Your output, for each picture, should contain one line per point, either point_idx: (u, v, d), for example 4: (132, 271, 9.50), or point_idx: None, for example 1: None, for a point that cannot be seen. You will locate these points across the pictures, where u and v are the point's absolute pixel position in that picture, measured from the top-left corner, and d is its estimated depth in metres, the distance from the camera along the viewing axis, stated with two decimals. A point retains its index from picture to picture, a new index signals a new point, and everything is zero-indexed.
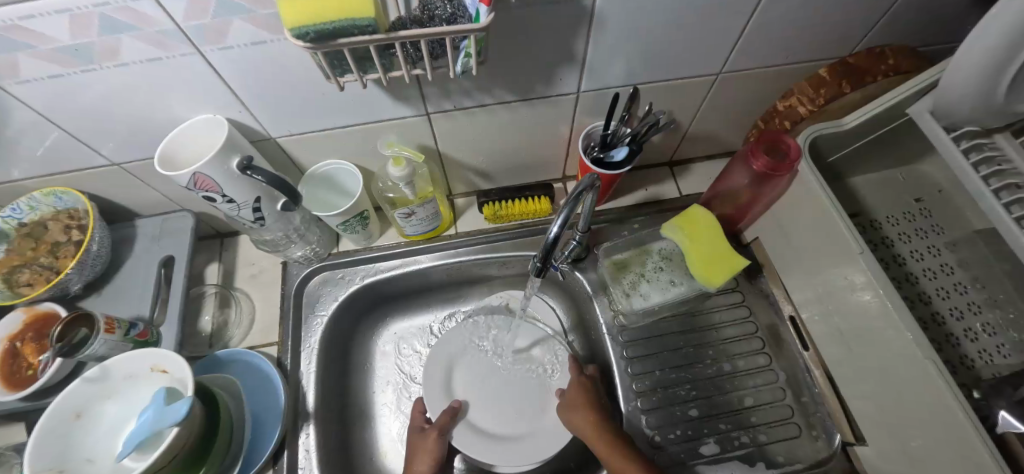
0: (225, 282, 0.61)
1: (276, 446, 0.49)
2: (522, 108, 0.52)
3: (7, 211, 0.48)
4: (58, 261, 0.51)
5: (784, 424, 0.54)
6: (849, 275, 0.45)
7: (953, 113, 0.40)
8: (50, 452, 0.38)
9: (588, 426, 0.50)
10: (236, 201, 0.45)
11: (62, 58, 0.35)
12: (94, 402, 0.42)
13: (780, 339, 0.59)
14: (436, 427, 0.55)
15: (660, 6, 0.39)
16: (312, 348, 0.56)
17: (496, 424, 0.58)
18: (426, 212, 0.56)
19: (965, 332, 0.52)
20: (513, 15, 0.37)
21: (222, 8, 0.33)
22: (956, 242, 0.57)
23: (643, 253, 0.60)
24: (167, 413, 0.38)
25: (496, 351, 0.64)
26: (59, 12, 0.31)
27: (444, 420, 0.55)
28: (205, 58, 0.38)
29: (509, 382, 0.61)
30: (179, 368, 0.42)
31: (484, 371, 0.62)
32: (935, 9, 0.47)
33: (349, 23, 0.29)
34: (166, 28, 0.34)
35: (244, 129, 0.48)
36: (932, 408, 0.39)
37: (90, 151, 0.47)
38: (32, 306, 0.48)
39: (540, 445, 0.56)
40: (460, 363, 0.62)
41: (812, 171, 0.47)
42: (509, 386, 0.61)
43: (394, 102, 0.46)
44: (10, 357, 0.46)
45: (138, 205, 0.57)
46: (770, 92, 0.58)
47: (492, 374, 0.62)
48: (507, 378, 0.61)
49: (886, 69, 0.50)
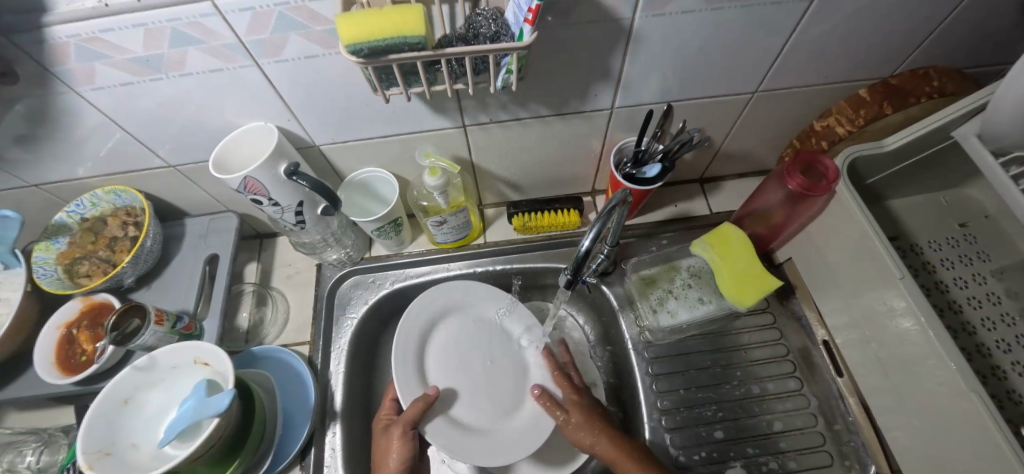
0: (262, 281, 0.64)
1: (305, 443, 0.51)
2: (556, 122, 0.53)
3: (72, 206, 0.52)
4: (115, 255, 0.54)
5: (815, 451, 0.52)
6: (889, 300, 0.44)
7: (1004, 137, 0.39)
8: (101, 434, 0.40)
9: (618, 452, 0.46)
10: (281, 205, 0.47)
11: (135, 68, 0.38)
12: (141, 391, 0.44)
13: (813, 364, 0.57)
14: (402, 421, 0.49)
15: (698, 25, 0.40)
16: (341, 349, 0.58)
17: (473, 418, 0.53)
18: (457, 221, 0.57)
19: (1013, 365, 0.50)
20: (555, 32, 0.38)
21: (281, 23, 0.35)
22: (1004, 270, 0.55)
23: (672, 269, 0.60)
24: (207, 405, 0.40)
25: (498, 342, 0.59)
26: (135, 26, 0.34)
27: (416, 411, 0.49)
28: (261, 70, 0.41)
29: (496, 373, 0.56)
30: (220, 362, 0.44)
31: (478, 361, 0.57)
32: (985, 30, 0.46)
33: (401, 41, 0.30)
34: (229, 42, 0.37)
35: (291, 137, 0.51)
36: (979, 444, 0.37)
37: (150, 153, 0.50)
38: (88, 296, 0.51)
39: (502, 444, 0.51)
40: (439, 348, 0.57)
41: (850, 191, 0.46)
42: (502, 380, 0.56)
43: (434, 114, 0.48)
44: (67, 343, 0.49)
45: (187, 205, 0.61)
46: (806, 111, 0.57)
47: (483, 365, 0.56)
48: (489, 370, 0.56)
49: (931, 90, 0.48)
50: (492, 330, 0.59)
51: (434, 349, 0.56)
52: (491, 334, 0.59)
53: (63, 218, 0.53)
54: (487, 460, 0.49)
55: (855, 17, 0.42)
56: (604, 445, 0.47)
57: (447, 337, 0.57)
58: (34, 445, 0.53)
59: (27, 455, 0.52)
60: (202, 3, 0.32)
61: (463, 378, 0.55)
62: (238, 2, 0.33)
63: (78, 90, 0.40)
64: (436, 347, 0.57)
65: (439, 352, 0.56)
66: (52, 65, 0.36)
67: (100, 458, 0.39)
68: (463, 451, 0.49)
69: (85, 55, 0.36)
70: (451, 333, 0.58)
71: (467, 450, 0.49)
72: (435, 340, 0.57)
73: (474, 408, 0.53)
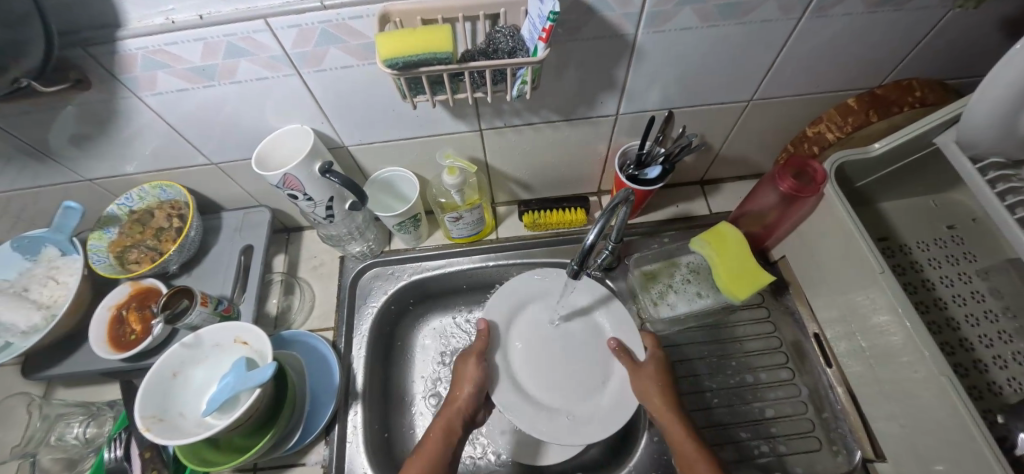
0: (290, 271, 0.69)
1: (328, 422, 0.56)
2: (565, 127, 0.57)
3: (123, 199, 0.57)
4: (161, 244, 0.59)
5: (804, 437, 0.56)
6: (872, 296, 0.47)
7: (979, 143, 0.42)
8: (155, 402, 0.45)
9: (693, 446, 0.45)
10: (314, 199, 0.52)
11: (190, 76, 0.43)
12: (188, 365, 0.49)
13: (803, 355, 0.60)
14: (475, 352, 0.54)
15: (694, 40, 0.44)
16: (362, 335, 0.63)
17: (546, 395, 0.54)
18: (472, 217, 0.62)
19: (994, 359, 0.53)
20: (565, 46, 0.42)
21: (323, 39, 0.40)
22: (988, 271, 0.58)
23: (672, 265, 0.64)
24: (252, 376, 0.44)
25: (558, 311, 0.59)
26: (196, 40, 0.38)
27: (482, 342, 0.54)
28: (302, 78, 0.45)
29: (572, 347, 0.57)
30: (259, 340, 0.49)
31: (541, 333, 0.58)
32: (963, 45, 0.49)
33: (432, 56, 0.35)
34: (276, 54, 0.42)
35: (323, 138, 0.56)
36: (949, 426, 0.40)
37: (194, 151, 0.55)
38: (137, 281, 0.56)
39: (580, 428, 0.51)
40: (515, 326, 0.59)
41: (837, 193, 0.50)
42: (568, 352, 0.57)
43: (454, 119, 0.52)
44: (117, 323, 0.54)
45: (224, 200, 0.66)
46: (799, 118, 0.61)
47: (554, 341, 0.58)
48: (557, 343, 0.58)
49: (912, 100, 0.52)
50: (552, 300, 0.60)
51: (512, 329, 0.58)
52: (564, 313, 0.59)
53: (114, 210, 0.58)
54: (556, 438, 0.50)
55: (840, 34, 0.45)
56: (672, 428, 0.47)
57: (524, 322, 0.59)
58: (81, 418, 0.57)
59: (74, 426, 0.57)
60: (257, 21, 0.37)
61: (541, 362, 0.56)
62: (288, 20, 0.37)
63: (139, 95, 0.45)
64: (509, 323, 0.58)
65: (520, 337, 0.58)
66: (120, 73, 0.41)
67: (154, 422, 0.44)
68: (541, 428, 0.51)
69: (150, 65, 0.41)
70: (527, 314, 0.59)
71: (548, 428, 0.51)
72: (511, 324, 0.59)
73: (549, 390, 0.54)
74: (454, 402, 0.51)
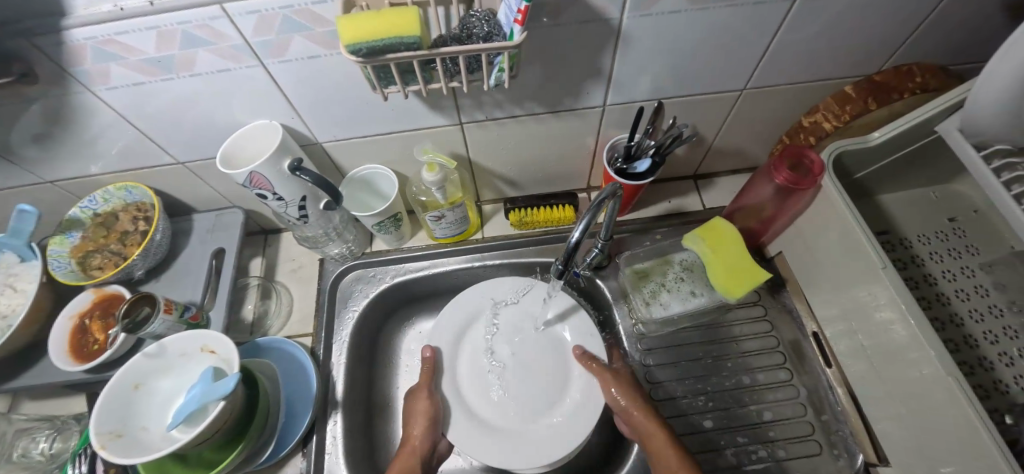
0: (267, 274, 0.66)
1: (306, 431, 0.53)
2: (550, 120, 0.54)
3: (86, 202, 0.54)
4: (125, 248, 0.56)
5: (804, 440, 0.53)
6: (874, 292, 0.45)
7: (984, 130, 0.40)
8: (114, 416, 0.43)
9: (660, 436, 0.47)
10: (285, 199, 0.49)
11: (148, 68, 0.40)
12: (151, 377, 0.47)
13: (802, 355, 0.58)
14: (426, 387, 0.54)
15: (683, 24, 0.42)
16: (343, 341, 0.60)
17: (492, 414, 0.54)
18: (454, 216, 0.59)
19: (1000, 357, 0.50)
20: (544, 31, 0.40)
21: (286, 25, 0.37)
22: (992, 264, 0.56)
23: (665, 263, 0.61)
24: (215, 389, 0.41)
25: (529, 335, 0.59)
26: (148, 29, 0.35)
27: (427, 375, 0.55)
28: (266, 69, 0.42)
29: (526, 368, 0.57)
30: (226, 349, 0.46)
31: (497, 353, 0.58)
32: (967, 28, 0.47)
33: (398, 40, 0.32)
34: (236, 43, 0.38)
35: (295, 134, 0.53)
36: (956, 429, 0.38)
37: (160, 150, 0.52)
38: (100, 288, 0.54)
39: (528, 441, 0.52)
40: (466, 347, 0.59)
41: (836, 185, 0.48)
42: (525, 372, 0.57)
43: (431, 112, 0.49)
44: (80, 332, 0.51)
45: (196, 201, 0.63)
46: (794, 108, 0.58)
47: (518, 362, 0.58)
48: (514, 363, 0.58)
49: (913, 86, 0.50)
50: (520, 324, 0.60)
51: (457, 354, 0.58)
52: (525, 325, 0.60)
53: (76, 213, 0.55)
54: (512, 462, 0.50)
55: (838, 16, 0.43)
56: (643, 420, 0.49)
57: (481, 344, 0.59)
58: (47, 432, 0.54)
59: (40, 441, 0.54)
60: (212, 7, 0.34)
61: (490, 376, 0.57)
62: (245, 5, 0.34)
63: (93, 90, 0.42)
64: (467, 345, 0.59)
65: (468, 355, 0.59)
66: (69, 65, 0.38)
67: (111, 439, 0.41)
68: (475, 447, 0.51)
69: (100, 57, 0.38)
70: (484, 328, 0.60)
71: (480, 448, 0.51)
72: (458, 349, 0.58)
73: (493, 408, 0.55)
74: (406, 445, 0.50)
